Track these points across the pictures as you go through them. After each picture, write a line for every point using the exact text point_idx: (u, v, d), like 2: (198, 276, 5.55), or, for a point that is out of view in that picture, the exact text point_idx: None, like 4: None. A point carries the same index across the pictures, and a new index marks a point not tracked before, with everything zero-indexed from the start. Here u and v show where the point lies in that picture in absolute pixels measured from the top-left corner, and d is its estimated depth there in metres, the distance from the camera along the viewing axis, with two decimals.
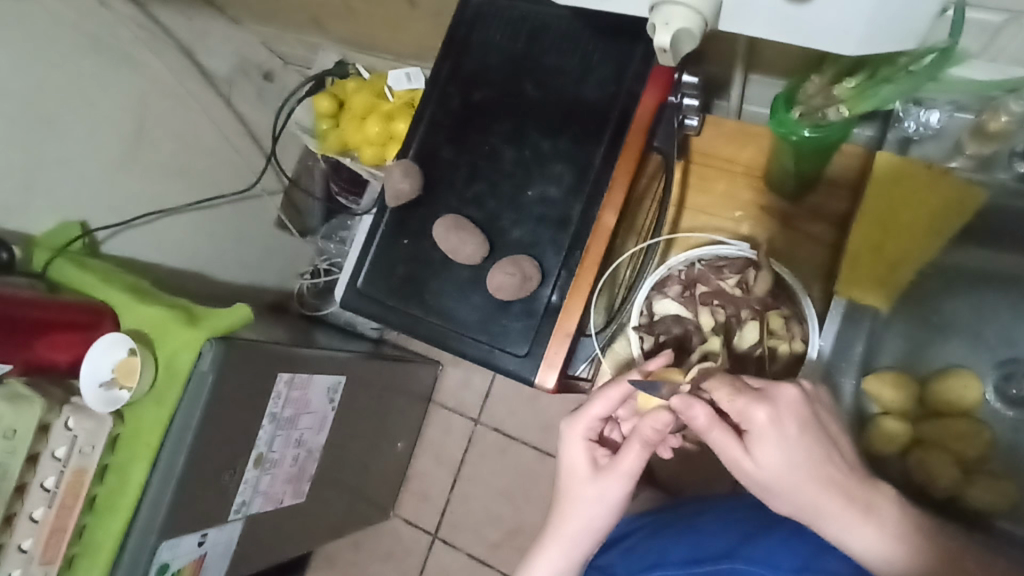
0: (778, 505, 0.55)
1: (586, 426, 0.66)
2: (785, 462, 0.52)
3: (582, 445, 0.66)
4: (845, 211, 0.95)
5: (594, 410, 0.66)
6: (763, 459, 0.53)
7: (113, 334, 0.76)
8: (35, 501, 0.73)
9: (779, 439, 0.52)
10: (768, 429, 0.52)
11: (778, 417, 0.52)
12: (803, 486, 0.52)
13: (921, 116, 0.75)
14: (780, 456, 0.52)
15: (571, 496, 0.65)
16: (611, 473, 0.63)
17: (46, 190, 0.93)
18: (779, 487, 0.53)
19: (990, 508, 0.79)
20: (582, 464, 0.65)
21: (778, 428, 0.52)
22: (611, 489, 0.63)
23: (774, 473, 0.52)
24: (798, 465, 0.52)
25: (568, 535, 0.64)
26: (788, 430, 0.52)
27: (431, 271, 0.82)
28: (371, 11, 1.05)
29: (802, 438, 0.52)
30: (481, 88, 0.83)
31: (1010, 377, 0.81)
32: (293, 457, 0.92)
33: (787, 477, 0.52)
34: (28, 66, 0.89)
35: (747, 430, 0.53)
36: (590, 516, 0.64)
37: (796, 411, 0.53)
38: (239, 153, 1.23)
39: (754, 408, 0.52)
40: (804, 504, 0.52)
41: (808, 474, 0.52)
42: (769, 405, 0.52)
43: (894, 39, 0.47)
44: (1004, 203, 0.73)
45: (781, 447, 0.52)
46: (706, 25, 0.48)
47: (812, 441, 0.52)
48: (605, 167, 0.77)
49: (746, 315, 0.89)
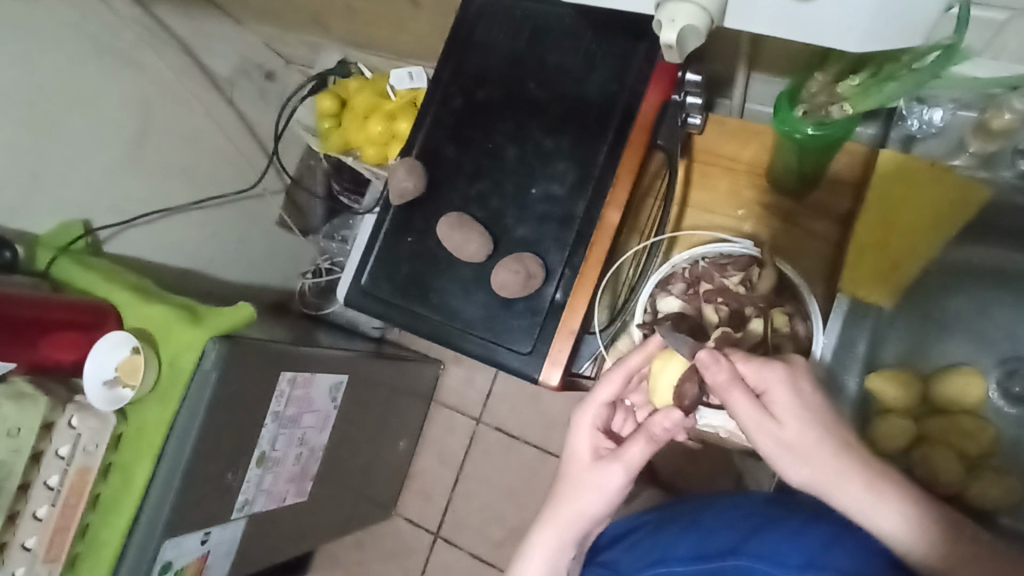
0: (795, 475, 0.54)
1: (593, 414, 0.66)
2: (804, 420, 0.54)
3: (587, 431, 0.65)
4: (848, 209, 0.95)
5: (601, 396, 0.66)
6: (785, 420, 0.54)
7: (115, 334, 0.76)
8: (39, 500, 0.73)
9: (797, 398, 0.54)
10: (786, 388, 0.54)
11: (793, 377, 0.55)
12: (824, 447, 0.53)
13: (923, 114, 0.76)
14: (799, 415, 0.54)
15: (570, 482, 0.64)
16: (611, 463, 0.62)
17: (49, 189, 0.93)
18: (800, 450, 0.53)
19: (994, 505, 0.79)
20: (585, 450, 0.65)
21: (795, 387, 0.55)
22: (609, 480, 0.62)
23: (795, 435, 0.54)
24: (816, 424, 0.54)
25: (561, 521, 0.64)
26: (803, 389, 0.55)
27: (434, 270, 0.82)
28: (374, 10, 1.05)
29: (816, 401, 0.55)
30: (484, 86, 0.83)
31: (1012, 374, 0.81)
32: (296, 456, 0.92)
33: (808, 438, 0.53)
34: (31, 66, 0.89)
35: (763, 392, 0.55)
36: (585, 504, 0.63)
37: (805, 373, 0.56)
38: (241, 152, 1.23)
39: (772, 367, 0.55)
40: (826, 468, 0.53)
41: (827, 434, 0.53)
42: (785, 364, 0.55)
43: (899, 38, 0.47)
44: (1007, 200, 0.73)
45: (798, 407, 0.54)
46: (711, 23, 0.48)
47: (824, 404, 0.55)
48: (608, 165, 0.77)
49: (750, 313, 0.86)
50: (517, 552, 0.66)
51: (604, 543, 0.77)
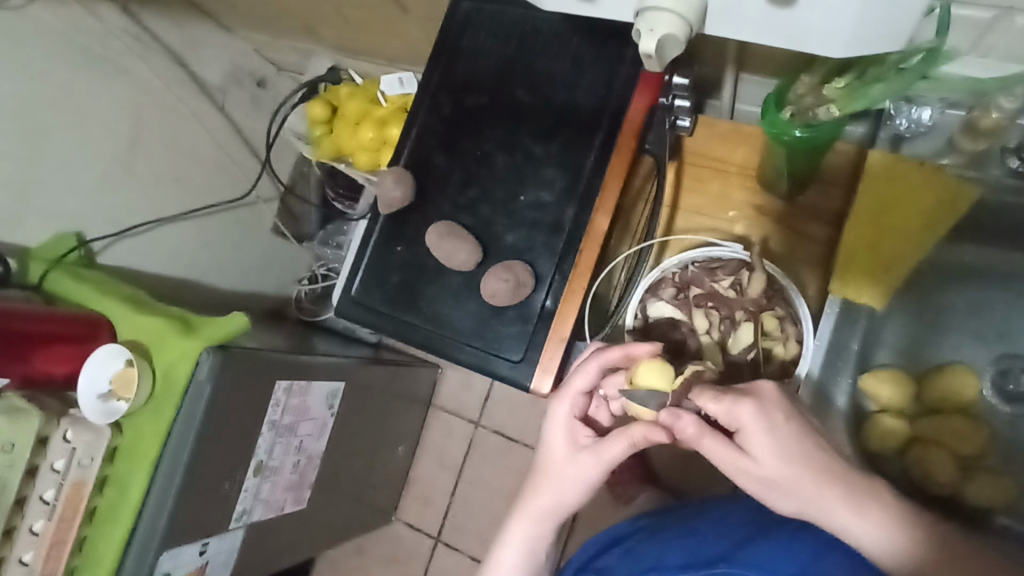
0: (783, 506, 0.55)
1: (570, 404, 0.66)
2: (779, 454, 0.53)
3: (565, 423, 0.66)
4: (839, 208, 0.95)
5: (578, 384, 0.66)
6: (760, 455, 0.54)
7: (110, 345, 0.75)
8: (35, 514, 0.73)
9: (769, 432, 0.54)
10: (756, 424, 0.54)
11: (763, 411, 0.54)
12: (802, 478, 0.53)
13: (911, 113, 0.75)
14: (775, 449, 0.53)
15: (550, 470, 0.66)
16: (590, 459, 0.64)
17: (39, 202, 0.93)
18: (782, 485, 0.54)
19: (990, 505, 0.79)
20: (562, 443, 0.66)
21: (768, 421, 0.54)
22: (589, 473, 0.64)
23: (774, 468, 0.53)
24: (792, 457, 0.53)
25: (538, 508, 0.67)
26: (775, 422, 0.54)
27: (424, 278, 0.82)
28: (363, 18, 1.04)
29: (790, 428, 0.54)
30: (472, 93, 0.82)
31: (1007, 373, 0.82)
32: (293, 464, 0.91)
33: (786, 470, 0.53)
34: (17, 79, 0.89)
35: (736, 429, 0.55)
36: (563, 494, 0.65)
37: (777, 405, 0.55)
38: (234, 161, 1.23)
39: (739, 406, 0.54)
40: (810, 497, 0.53)
41: (806, 466, 0.53)
42: (753, 400, 0.54)
43: (882, 42, 0.46)
44: (997, 199, 0.73)
45: (772, 439, 0.54)
46: (690, 31, 0.47)
47: (797, 432, 0.54)
48: (597, 171, 0.77)
49: (741, 317, 0.88)
50: (499, 537, 0.69)
51: (598, 548, 0.77)
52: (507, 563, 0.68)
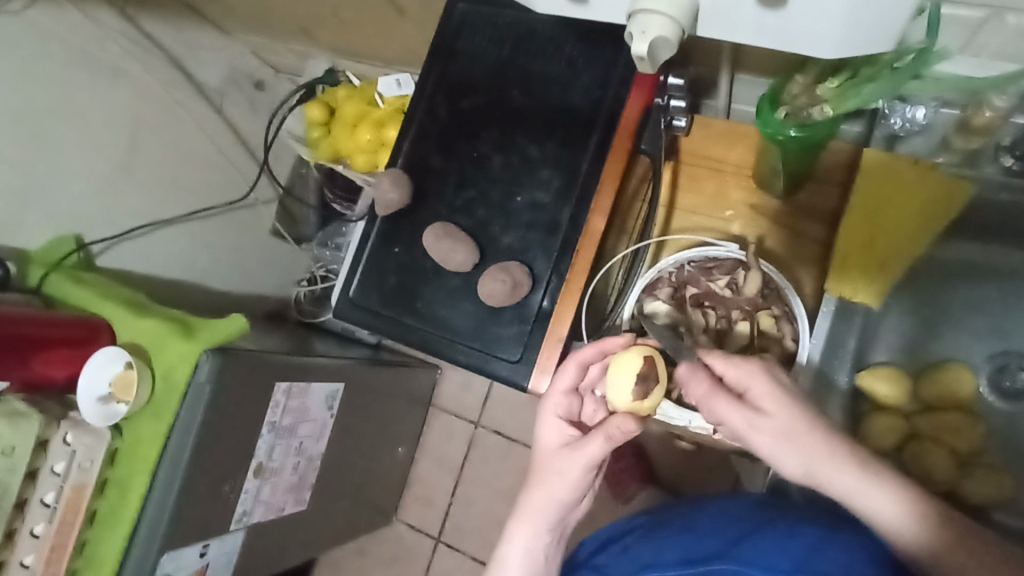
0: (792, 468, 0.55)
1: (555, 404, 0.68)
2: (789, 410, 0.54)
3: (550, 422, 0.67)
4: (834, 207, 0.95)
5: (561, 383, 0.69)
6: (771, 411, 0.55)
7: (109, 349, 0.76)
8: (36, 517, 0.73)
9: (779, 390, 0.55)
10: (765, 382, 0.56)
11: (770, 373, 0.56)
12: (812, 435, 0.54)
13: (906, 112, 0.75)
14: (784, 404, 0.55)
15: (539, 468, 0.67)
16: (571, 456, 0.64)
17: (37, 206, 0.93)
18: (792, 443, 0.54)
19: (987, 501, 0.79)
20: (550, 442, 0.67)
21: (774, 381, 0.56)
22: (571, 470, 0.64)
23: (784, 423, 0.54)
24: (800, 415, 0.54)
25: (530, 507, 0.66)
26: (781, 382, 0.56)
27: (422, 280, 0.82)
28: (359, 20, 1.05)
29: (796, 392, 0.56)
30: (468, 95, 0.83)
31: (1002, 370, 0.82)
32: (293, 466, 0.92)
33: (796, 426, 0.54)
34: (14, 83, 0.89)
35: (744, 390, 0.57)
36: (551, 491, 0.65)
37: (779, 369, 0.58)
38: (231, 163, 1.23)
39: (750, 364, 0.56)
40: (820, 457, 0.53)
41: (813, 425, 0.54)
42: (761, 361, 0.57)
43: (873, 43, 0.46)
44: (991, 196, 0.73)
45: (779, 397, 0.55)
46: (682, 33, 0.48)
47: (803, 398, 0.56)
48: (593, 172, 0.77)
49: (736, 316, 0.88)
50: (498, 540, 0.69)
51: (596, 547, 0.77)
52: (505, 564, 0.68)
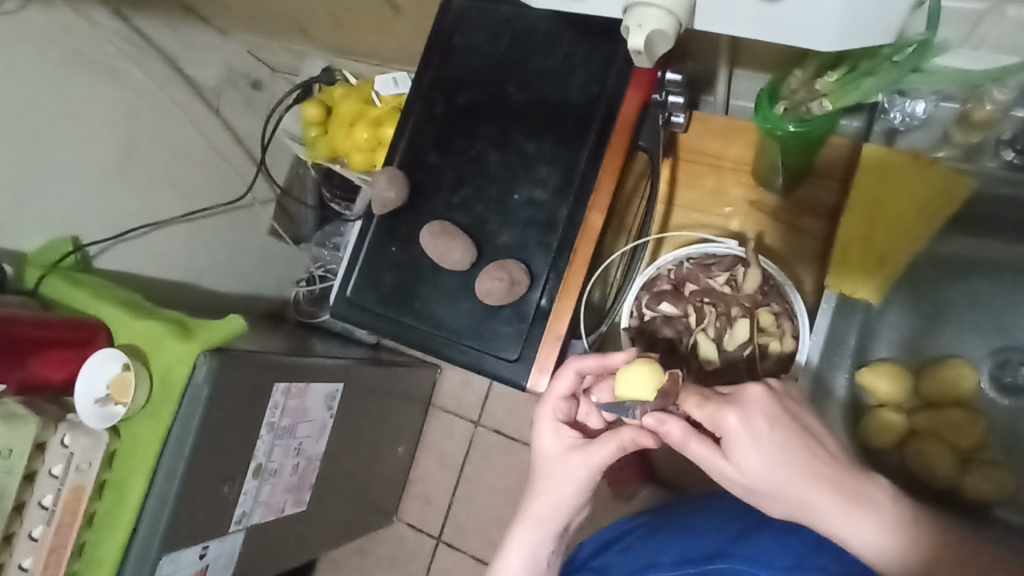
0: (775, 511, 0.54)
1: (552, 409, 0.67)
2: (762, 461, 0.52)
3: (549, 428, 0.67)
4: (833, 202, 0.95)
5: (558, 390, 0.67)
6: (742, 463, 0.53)
7: (105, 350, 0.75)
8: (34, 520, 0.73)
9: (752, 439, 0.52)
10: (738, 430, 0.53)
11: (747, 419, 0.53)
12: (788, 484, 0.52)
13: (905, 107, 0.75)
14: (757, 456, 0.52)
15: (542, 474, 0.67)
16: (578, 461, 0.65)
17: (34, 207, 0.93)
18: (768, 491, 0.53)
19: (990, 498, 0.78)
20: (550, 447, 0.67)
21: (749, 428, 0.53)
22: (578, 475, 0.65)
23: (758, 474, 0.53)
24: (776, 465, 0.52)
25: (536, 513, 0.67)
26: (758, 427, 0.53)
27: (420, 278, 0.82)
28: (355, 18, 1.04)
29: (775, 435, 0.52)
30: (465, 91, 0.82)
31: (1005, 365, 0.81)
32: (292, 466, 0.91)
33: (769, 477, 0.52)
34: (10, 84, 0.88)
35: (720, 435, 0.54)
36: (557, 494, 0.66)
37: (762, 409, 0.53)
38: (228, 163, 1.22)
39: (722, 412, 0.53)
40: (799, 504, 0.52)
41: (792, 472, 0.52)
42: (735, 407, 0.53)
43: (870, 35, 0.46)
44: (993, 190, 0.73)
45: (754, 447, 0.52)
46: (679, 27, 0.47)
47: (786, 439, 0.52)
48: (591, 168, 0.77)
49: (736, 313, 0.87)
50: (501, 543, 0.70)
51: (597, 545, 0.77)
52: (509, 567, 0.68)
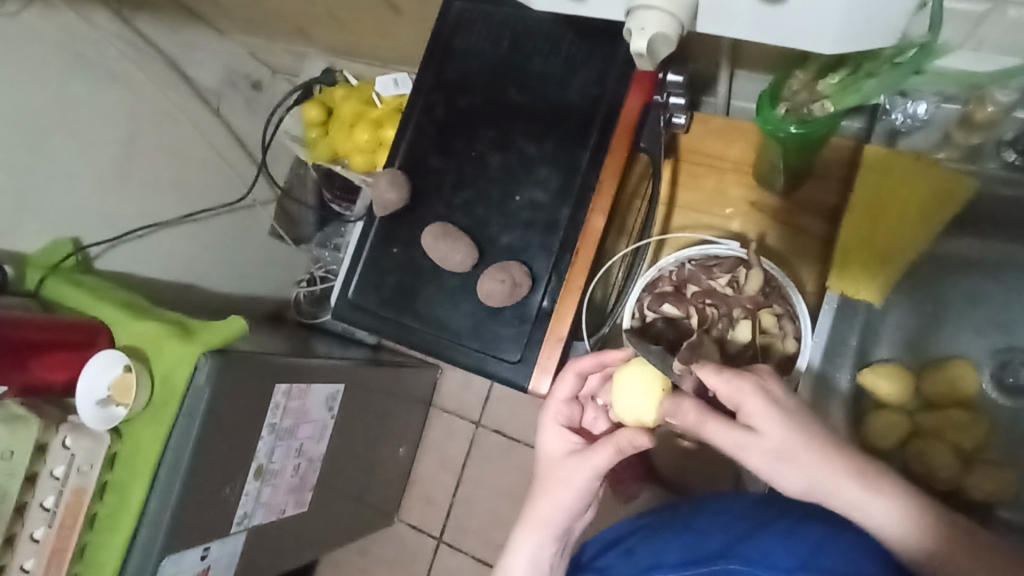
0: (791, 485, 0.54)
1: (555, 412, 0.70)
2: (782, 425, 0.54)
3: (552, 431, 0.69)
4: (835, 203, 0.95)
5: (561, 393, 0.70)
6: (763, 428, 0.54)
7: (108, 351, 0.75)
8: (36, 522, 0.74)
9: (771, 404, 0.55)
10: (758, 395, 0.55)
11: (764, 385, 0.56)
12: (808, 447, 0.53)
13: (907, 107, 0.75)
14: (778, 420, 0.54)
15: (543, 477, 0.67)
16: (576, 464, 0.65)
17: (35, 208, 0.93)
18: (789, 458, 0.54)
19: (992, 498, 0.78)
20: (552, 451, 0.68)
21: (767, 393, 0.55)
22: (577, 479, 0.65)
23: (780, 439, 0.54)
24: (795, 429, 0.54)
25: (537, 516, 0.66)
26: (775, 394, 0.55)
27: (421, 280, 0.82)
28: (356, 20, 1.04)
29: (788, 403, 0.55)
30: (466, 93, 0.82)
31: (1006, 365, 0.81)
32: (293, 467, 0.91)
33: (790, 441, 0.54)
34: (11, 85, 0.88)
35: (737, 405, 0.56)
36: (558, 498, 0.65)
37: (772, 381, 0.57)
38: (229, 164, 1.22)
39: (740, 380, 0.56)
40: (819, 470, 0.53)
41: (810, 436, 0.54)
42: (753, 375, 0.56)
43: (872, 37, 0.46)
44: (994, 190, 0.73)
45: (773, 411, 0.55)
46: (681, 30, 0.47)
47: (797, 407, 0.55)
48: (592, 170, 0.77)
49: (737, 314, 0.87)
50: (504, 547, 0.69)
51: (601, 547, 0.76)
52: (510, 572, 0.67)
